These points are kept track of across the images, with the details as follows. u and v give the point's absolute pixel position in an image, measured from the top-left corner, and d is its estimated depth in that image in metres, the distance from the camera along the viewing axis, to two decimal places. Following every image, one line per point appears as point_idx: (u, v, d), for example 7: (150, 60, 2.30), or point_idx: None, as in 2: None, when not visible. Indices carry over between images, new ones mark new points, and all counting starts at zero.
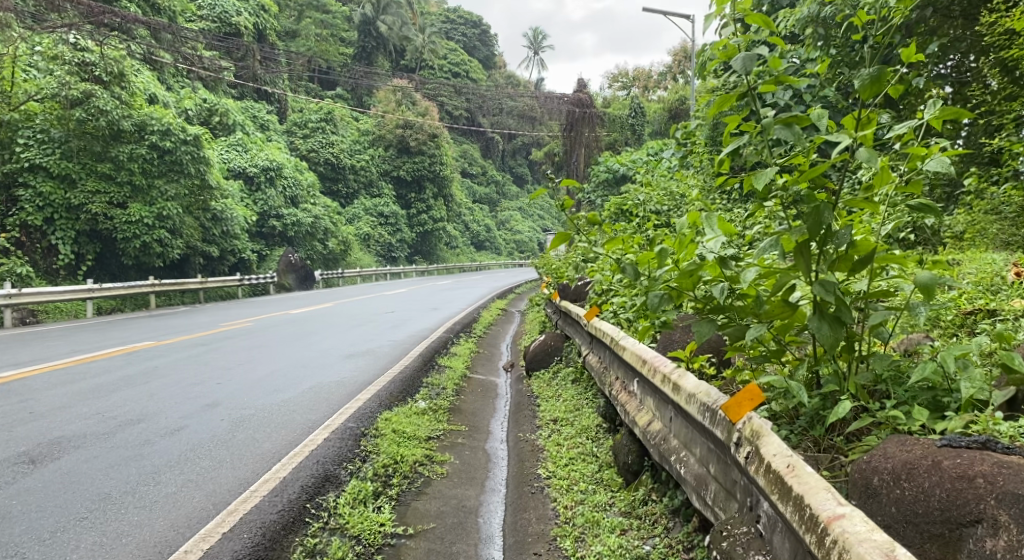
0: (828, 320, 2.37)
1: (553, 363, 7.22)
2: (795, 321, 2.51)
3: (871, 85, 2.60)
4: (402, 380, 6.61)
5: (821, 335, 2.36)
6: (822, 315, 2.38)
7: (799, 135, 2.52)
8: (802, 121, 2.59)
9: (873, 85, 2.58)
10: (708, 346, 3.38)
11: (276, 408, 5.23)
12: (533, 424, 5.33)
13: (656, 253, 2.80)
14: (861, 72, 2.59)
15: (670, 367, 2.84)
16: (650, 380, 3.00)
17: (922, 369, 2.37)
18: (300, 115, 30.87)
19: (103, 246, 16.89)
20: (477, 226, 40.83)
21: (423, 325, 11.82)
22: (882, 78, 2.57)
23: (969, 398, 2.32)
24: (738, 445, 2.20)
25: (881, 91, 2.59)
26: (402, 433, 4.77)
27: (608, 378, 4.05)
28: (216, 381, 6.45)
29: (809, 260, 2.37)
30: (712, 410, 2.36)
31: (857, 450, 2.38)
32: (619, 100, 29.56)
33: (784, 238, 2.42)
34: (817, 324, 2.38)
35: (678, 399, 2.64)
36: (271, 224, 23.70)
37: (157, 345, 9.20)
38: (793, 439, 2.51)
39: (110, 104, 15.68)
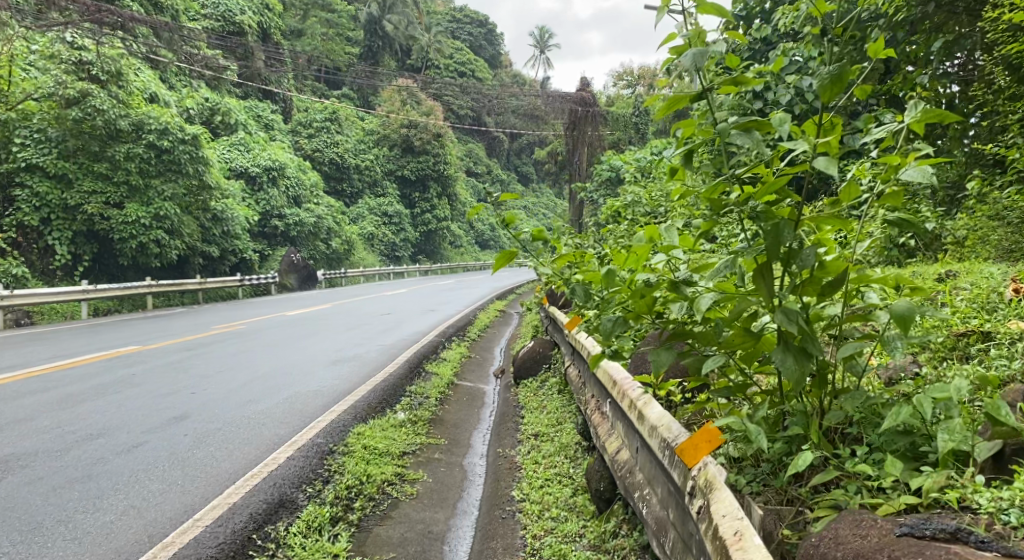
0: (792, 353, 2.15)
1: (542, 371, 6.99)
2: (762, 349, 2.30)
3: (834, 83, 2.43)
4: (383, 388, 6.38)
5: (785, 368, 2.14)
6: (786, 347, 2.16)
7: (758, 140, 2.36)
8: (762, 127, 2.42)
9: (832, 85, 2.41)
10: (679, 370, 3.17)
11: (247, 420, 5.03)
12: (514, 438, 5.11)
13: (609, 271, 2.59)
14: (819, 71, 2.43)
15: (636, 393, 2.64)
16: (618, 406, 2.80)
17: (896, 414, 2.14)
18: (304, 114, 30.75)
19: (100, 246, 16.73)
20: (482, 226, 40.61)
21: (418, 328, 11.63)
22: (841, 75, 2.40)
23: (949, 453, 2.08)
24: (693, 496, 2.01)
25: (841, 89, 2.42)
26: (374, 450, 4.54)
27: (585, 396, 3.85)
28: (192, 390, 6.24)
29: (771, 284, 2.18)
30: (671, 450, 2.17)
31: (822, 505, 2.15)
32: (624, 99, 29.38)
33: (743, 259, 2.23)
34: (780, 357, 2.15)
35: (642, 430, 2.44)
36: (273, 223, 23.54)
37: (143, 350, 9.01)
38: (754, 489, 2.28)
39: (107, 103, 15.55)
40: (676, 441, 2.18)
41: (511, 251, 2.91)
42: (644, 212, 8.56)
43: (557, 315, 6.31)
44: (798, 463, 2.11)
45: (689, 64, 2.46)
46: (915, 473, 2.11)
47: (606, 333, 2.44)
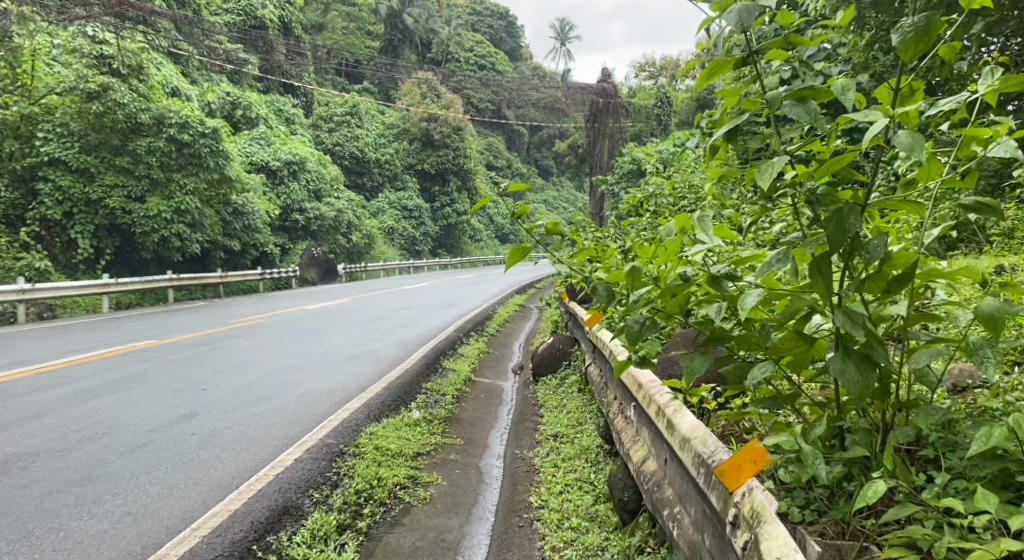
0: (854, 360, 1.93)
1: (562, 368, 6.78)
2: (812, 356, 2.05)
3: (918, 40, 2.02)
4: (399, 385, 6.19)
5: (847, 378, 1.91)
6: (846, 355, 1.94)
7: (815, 114, 2.11)
8: (821, 94, 2.16)
9: (916, 42, 2.00)
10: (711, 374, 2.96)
11: (257, 418, 4.86)
12: (533, 439, 4.91)
13: (631, 271, 2.35)
14: (902, 23, 2.02)
15: (665, 398, 2.41)
16: (644, 410, 2.58)
17: (984, 440, 1.89)
18: (325, 109, 30.72)
19: (122, 240, 16.73)
20: (502, 220, 40.41)
21: (436, 322, 11.46)
22: (931, 28, 2.00)
23: None
24: (735, 527, 1.78)
25: (929, 46, 2.01)
26: (387, 451, 4.34)
27: (606, 396, 3.64)
28: (203, 386, 6.10)
29: (828, 280, 1.95)
30: (709, 470, 1.94)
31: (892, 543, 1.87)
32: (645, 90, 29.11)
33: (796, 251, 1.99)
34: (840, 364, 1.93)
35: (672, 441, 2.22)
36: (293, 217, 23.49)
37: (159, 344, 8.90)
38: (812, 522, 2.02)
39: (127, 96, 15.54)
40: (715, 459, 1.96)
41: (526, 244, 2.67)
42: (668, 206, 8.30)
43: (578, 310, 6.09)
44: (868, 492, 1.84)
45: (735, 23, 2.21)
46: (1012, 509, 1.83)
47: (635, 336, 2.22)
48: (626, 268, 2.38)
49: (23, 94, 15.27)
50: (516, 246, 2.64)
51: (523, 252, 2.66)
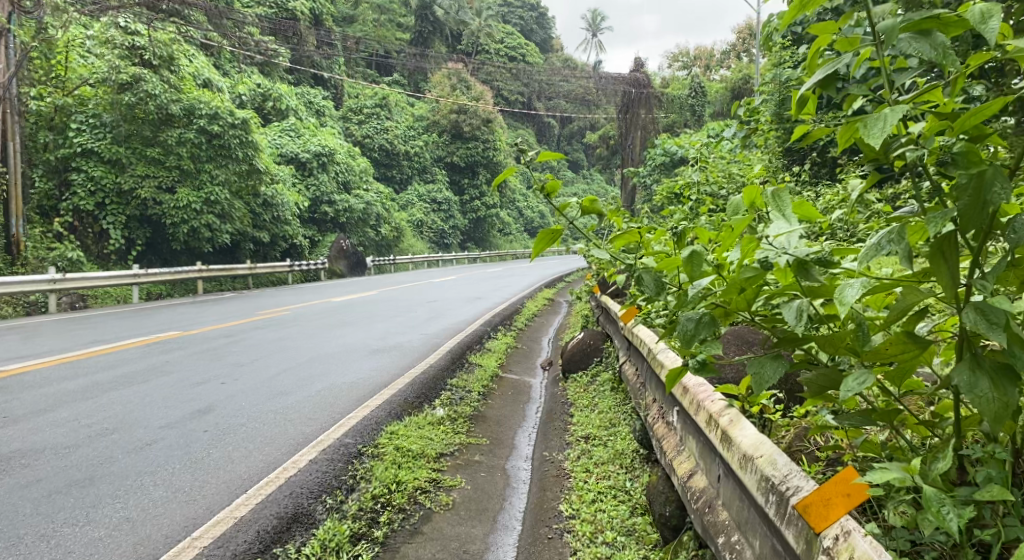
0: (987, 373, 1.64)
1: (592, 365, 6.48)
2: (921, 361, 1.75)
3: None
4: (423, 381, 5.94)
5: (979, 395, 1.63)
6: (975, 364, 1.67)
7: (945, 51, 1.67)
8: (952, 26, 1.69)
9: None
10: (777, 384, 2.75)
11: (275, 415, 4.64)
12: (563, 440, 4.63)
13: (690, 258, 2.01)
14: None
15: (719, 407, 2.14)
16: (693, 419, 2.31)
17: None
18: (355, 101, 30.67)
19: (153, 230, 16.73)
20: (532, 212, 40.12)
21: (463, 316, 11.21)
22: None
23: None
24: None
25: None
26: (408, 453, 4.09)
27: (643, 399, 3.37)
28: (222, 381, 5.90)
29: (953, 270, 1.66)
30: (784, 500, 1.69)
31: None
32: (679, 80, 28.63)
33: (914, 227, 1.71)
34: (970, 377, 1.65)
35: (730, 459, 1.97)
36: (323, 209, 23.42)
37: (183, 336, 8.76)
38: None
39: (158, 87, 15.53)
40: (791, 488, 1.70)
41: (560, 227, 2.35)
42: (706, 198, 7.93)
43: (609, 304, 5.78)
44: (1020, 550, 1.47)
45: None
46: None
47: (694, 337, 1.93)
48: (684, 255, 2.02)
49: (57, 86, 15.32)
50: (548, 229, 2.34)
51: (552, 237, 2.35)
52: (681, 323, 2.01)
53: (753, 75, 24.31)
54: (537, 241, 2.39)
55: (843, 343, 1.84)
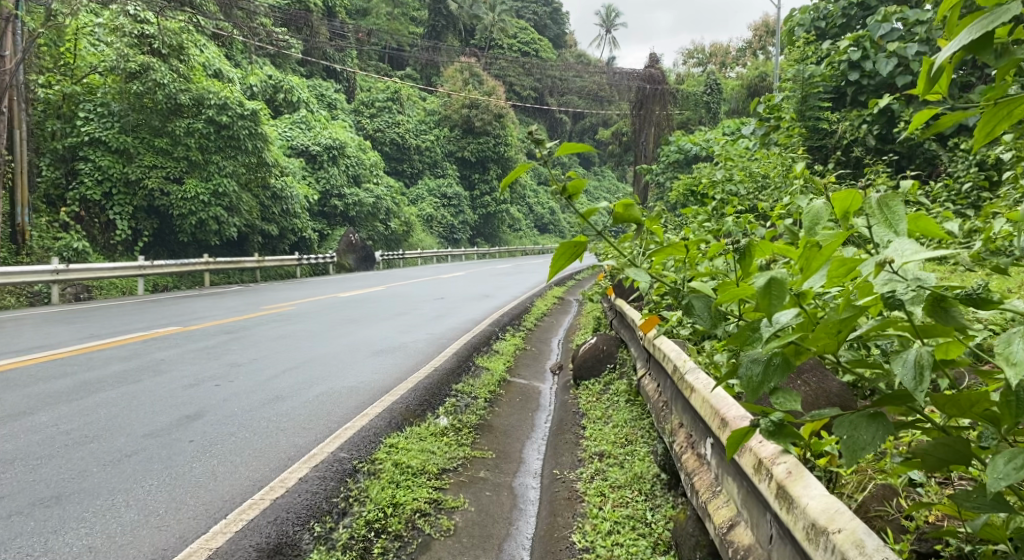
0: None
1: (605, 372, 6.17)
2: None
3: None
4: (426, 386, 5.63)
5: None
6: None
7: None
8: None
9: None
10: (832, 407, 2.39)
11: (267, 424, 4.35)
12: (575, 457, 4.31)
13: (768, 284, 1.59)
14: None
15: (784, 463, 1.71)
16: (743, 463, 1.90)
17: None
18: (367, 94, 30.44)
19: (160, 221, 16.48)
20: (542, 209, 39.77)
21: (471, 315, 10.91)
22: None
23: None
24: None
25: None
26: (409, 470, 3.79)
27: (668, 421, 3.01)
28: (216, 382, 5.61)
29: None
30: None
31: None
32: (694, 77, 28.26)
33: None
34: None
35: (800, 533, 1.54)
36: (332, 203, 23.18)
37: (182, 331, 8.48)
38: None
39: (167, 77, 15.29)
40: None
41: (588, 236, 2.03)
42: (727, 198, 7.59)
43: (626, 310, 5.44)
44: None
45: None
46: None
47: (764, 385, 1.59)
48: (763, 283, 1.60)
49: (66, 74, 15.15)
50: (575, 238, 2.02)
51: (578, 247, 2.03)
52: (746, 366, 1.66)
53: (770, 73, 23.94)
54: (560, 251, 2.05)
55: (972, 408, 1.44)
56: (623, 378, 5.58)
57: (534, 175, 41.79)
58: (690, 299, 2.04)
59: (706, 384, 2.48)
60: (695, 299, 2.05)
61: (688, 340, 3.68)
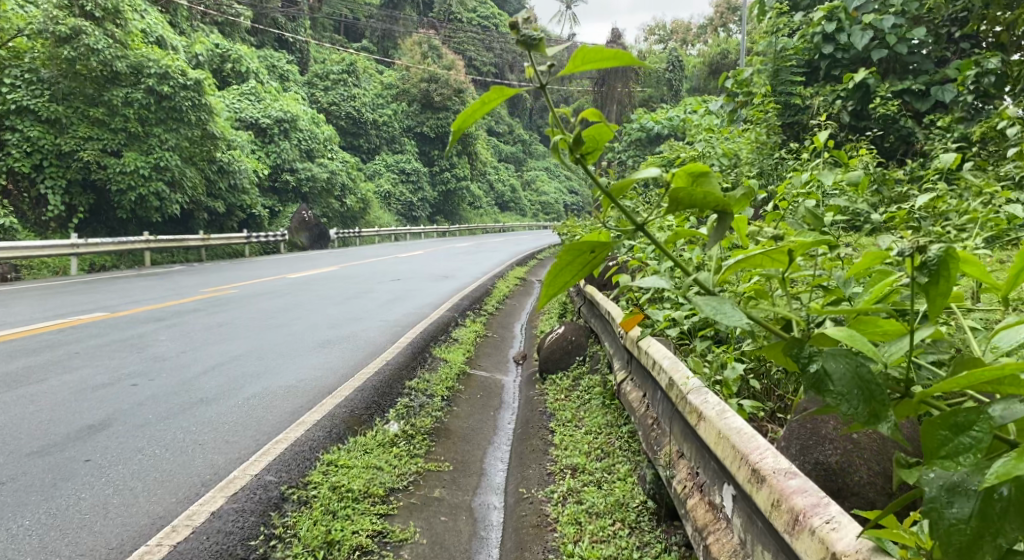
0: None
1: (575, 365, 5.66)
2: None
3: None
4: (376, 385, 5.03)
5: None
6: None
7: None
8: None
9: None
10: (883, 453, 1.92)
11: (182, 436, 3.71)
12: (544, 469, 3.79)
13: None
14: None
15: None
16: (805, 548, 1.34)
17: None
18: (322, 66, 29.24)
19: (97, 197, 15.37)
20: (503, 186, 39.05)
21: (429, 298, 10.30)
22: None
23: None
24: None
25: None
26: (350, 497, 3.21)
27: (659, 447, 2.44)
28: (135, 381, 4.92)
29: None
30: None
31: None
32: (656, 53, 27.81)
33: None
34: None
35: None
36: (283, 178, 22.21)
37: (109, 319, 7.69)
38: None
39: (102, 42, 14.15)
40: None
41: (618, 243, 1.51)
42: None
43: (599, 299, 4.91)
44: None
45: None
46: None
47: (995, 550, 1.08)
48: None
49: None
50: (600, 240, 1.50)
51: (603, 248, 1.51)
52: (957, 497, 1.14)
53: (732, 50, 23.66)
54: (564, 255, 1.50)
55: None
56: (594, 374, 5.10)
57: (494, 152, 41.03)
58: (824, 364, 1.34)
59: (719, 411, 1.92)
60: (826, 360, 1.35)
61: (676, 341, 3.15)
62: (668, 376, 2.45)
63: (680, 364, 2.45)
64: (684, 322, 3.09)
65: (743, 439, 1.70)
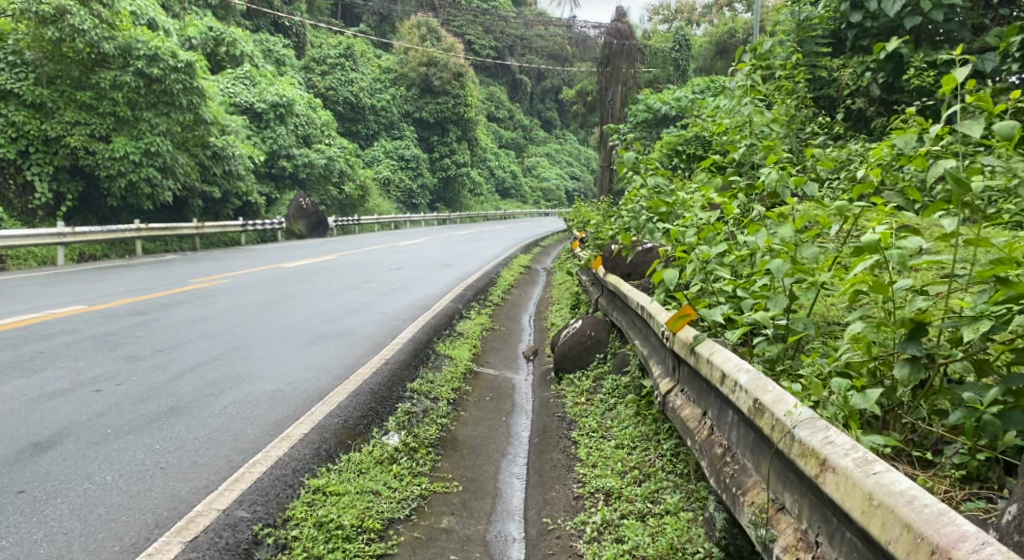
0: None
1: (594, 362, 5.09)
2: None
3: None
4: (373, 389, 4.45)
5: None
6: None
7: None
8: None
9: None
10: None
11: (142, 457, 3.21)
12: (570, 491, 3.23)
13: None
14: None
15: None
16: None
17: None
18: (318, 50, 28.46)
19: (87, 184, 14.66)
20: (503, 173, 38.32)
21: (431, 288, 9.74)
22: None
23: None
24: None
25: None
26: (339, 536, 2.67)
27: (738, 487, 1.90)
28: (99, 386, 4.34)
29: None
30: None
31: None
32: (661, 33, 27.13)
33: None
34: None
35: None
36: (280, 164, 21.57)
37: (86, 313, 7.09)
38: None
39: (87, 22, 13.45)
40: None
41: None
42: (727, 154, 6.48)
43: (624, 289, 4.32)
44: None
45: None
46: None
47: None
48: None
49: None
50: None
51: None
52: None
53: (739, 29, 23.07)
54: None
55: None
56: (618, 374, 4.53)
57: (494, 138, 40.32)
58: None
59: (859, 461, 1.52)
60: None
61: (741, 344, 2.56)
62: (750, 397, 1.91)
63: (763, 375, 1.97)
64: (767, 330, 2.52)
65: (916, 516, 1.34)
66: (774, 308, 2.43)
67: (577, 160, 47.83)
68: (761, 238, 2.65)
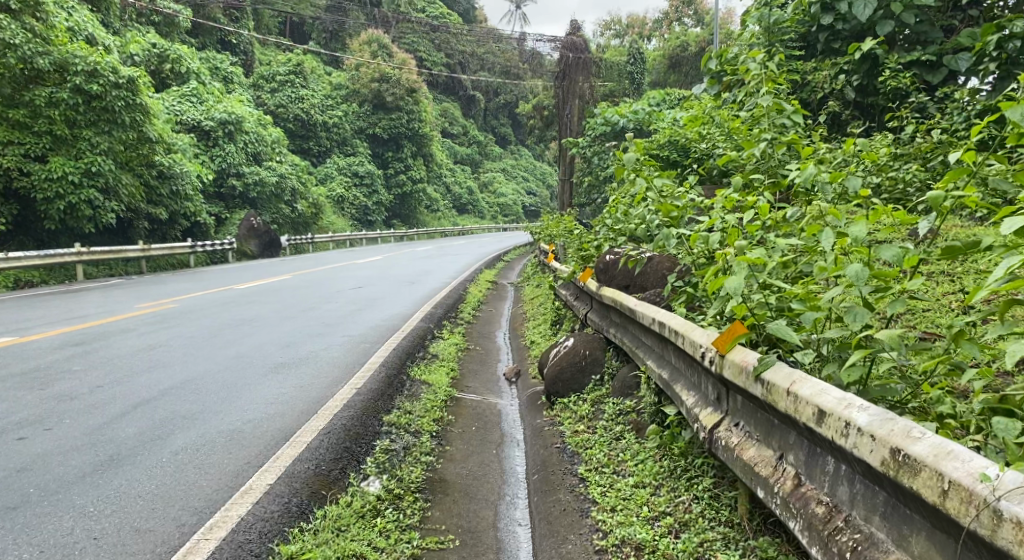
0: None
1: (590, 385, 4.62)
2: None
3: None
4: (346, 425, 3.92)
5: None
6: None
7: None
8: None
9: None
10: None
11: (69, 526, 2.64)
12: (590, 543, 2.76)
13: None
14: None
15: None
16: None
17: None
18: (267, 67, 27.69)
19: (22, 206, 13.77)
20: (460, 189, 37.81)
21: (396, 306, 9.20)
22: None
23: None
24: None
25: None
26: None
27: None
28: (23, 431, 3.72)
29: None
30: None
31: None
32: (615, 47, 27.02)
33: None
34: None
35: None
36: (230, 183, 20.77)
37: (16, 345, 6.37)
38: None
39: (19, 36, 12.62)
40: None
41: None
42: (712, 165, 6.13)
43: (627, 303, 3.88)
44: None
45: None
46: None
47: None
48: None
49: None
50: None
51: None
52: None
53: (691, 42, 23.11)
54: None
55: None
56: (621, 398, 4.08)
57: (450, 154, 39.88)
58: None
59: None
60: None
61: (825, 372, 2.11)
62: (895, 451, 1.54)
63: (897, 416, 1.60)
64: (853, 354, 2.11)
65: None
66: (856, 323, 2.04)
67: (532, 175, 47.61)
68: (830, 239, 2.23)
